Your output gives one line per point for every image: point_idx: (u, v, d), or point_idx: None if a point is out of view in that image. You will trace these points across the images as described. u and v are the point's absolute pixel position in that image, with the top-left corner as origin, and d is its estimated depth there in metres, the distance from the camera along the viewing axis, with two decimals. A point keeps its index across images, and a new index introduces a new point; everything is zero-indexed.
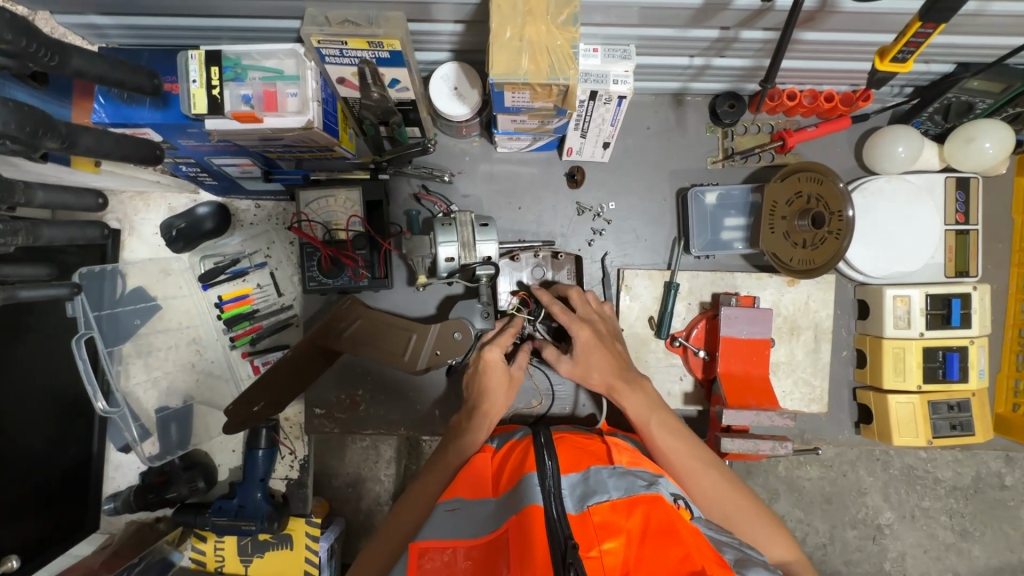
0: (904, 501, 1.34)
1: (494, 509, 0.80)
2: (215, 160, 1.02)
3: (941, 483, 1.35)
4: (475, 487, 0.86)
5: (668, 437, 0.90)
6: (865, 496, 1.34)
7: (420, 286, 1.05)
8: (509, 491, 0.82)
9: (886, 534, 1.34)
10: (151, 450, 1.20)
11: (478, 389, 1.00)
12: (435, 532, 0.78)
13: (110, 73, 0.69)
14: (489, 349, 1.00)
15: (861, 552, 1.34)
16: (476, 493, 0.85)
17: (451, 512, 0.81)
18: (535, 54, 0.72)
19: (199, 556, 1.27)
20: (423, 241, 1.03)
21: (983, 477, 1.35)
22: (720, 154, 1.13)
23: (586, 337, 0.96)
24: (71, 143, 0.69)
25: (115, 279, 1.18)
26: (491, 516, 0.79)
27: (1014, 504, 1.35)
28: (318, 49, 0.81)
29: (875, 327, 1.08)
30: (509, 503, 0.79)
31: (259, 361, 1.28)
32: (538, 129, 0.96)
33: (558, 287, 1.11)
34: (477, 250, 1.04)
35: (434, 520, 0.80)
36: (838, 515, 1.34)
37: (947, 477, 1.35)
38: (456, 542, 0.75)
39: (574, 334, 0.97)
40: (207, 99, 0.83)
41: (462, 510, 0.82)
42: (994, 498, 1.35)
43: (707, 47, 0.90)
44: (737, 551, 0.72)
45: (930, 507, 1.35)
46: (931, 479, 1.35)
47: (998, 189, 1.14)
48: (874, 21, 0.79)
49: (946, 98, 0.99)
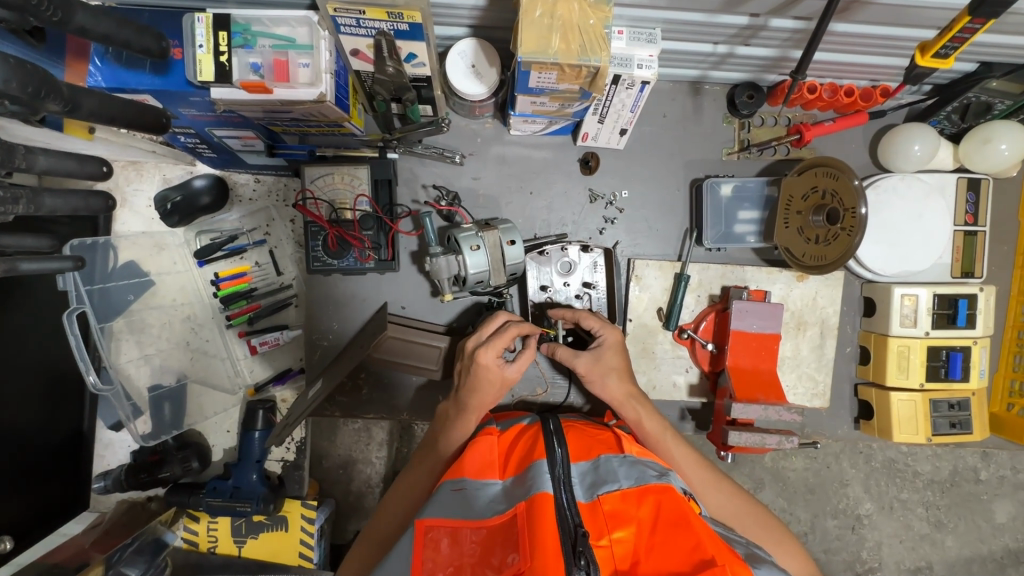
0: (884, 493, 1.37)
1: (500, 493, 0.79)
2: (216, 131, 0.97)
3: (920, 476, 1.38)
4: (480, 469, 0.84)
5: (683, 449, 0.92)
6: (846, 487, 1.37)
7: (448, 302, 1.02)
8: (517, 475, 0.81)
9: (864, 524, 1.38)
10: (144, 428, 1.18)
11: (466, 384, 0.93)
12: (440, 510, 0.77)
13: (117, 31, 0.65)
14: (485, 352, 0.89)
15: (840, 540, 1.37)
16: (481, 475, 0.84)
17: (458, 492, 0.80)
18: (566, 32, 0.69)
19: (191, 536, 1.25)
20: (450, 262, 0.95)
21: (960, 471, 1.39)
22: (736, 146, 1.12)
23: (612, 341, 0.95)
24: (74, 107, 0.65)
25: (107, 252, 1.14)
26: (498, 498, 0.78)
27: (987, 497, 1.39)
28: (333, 17, 0.78)
29: (881, 325, 1.09)
30: (517, 488, 0.78)
31: (255, 341, 1.23)
32: (557, 112, 0.94)
33: (589, 281, 1.09)
34: (507, 262, 1.00)
35: (438, 499, 0.79)
36: (820, 505, 1.37)
37: (927, 471, 1.38)
38: (463, 522, 0.74)
39: (601, 335, 0.96)
40: (214, 66, 0.78)
41: (467, 491, 0.81)
42: (968, 492, 1.39)
43: (734, 34, 0.88)
44: (747, 547, 0.73)
45: (907, 499, 1.38)
46: (910, 473, 1.38)
47: (1006, 192, 1.14)
48: (909, 14, 0.78)
49: (966, 97, 0.99)
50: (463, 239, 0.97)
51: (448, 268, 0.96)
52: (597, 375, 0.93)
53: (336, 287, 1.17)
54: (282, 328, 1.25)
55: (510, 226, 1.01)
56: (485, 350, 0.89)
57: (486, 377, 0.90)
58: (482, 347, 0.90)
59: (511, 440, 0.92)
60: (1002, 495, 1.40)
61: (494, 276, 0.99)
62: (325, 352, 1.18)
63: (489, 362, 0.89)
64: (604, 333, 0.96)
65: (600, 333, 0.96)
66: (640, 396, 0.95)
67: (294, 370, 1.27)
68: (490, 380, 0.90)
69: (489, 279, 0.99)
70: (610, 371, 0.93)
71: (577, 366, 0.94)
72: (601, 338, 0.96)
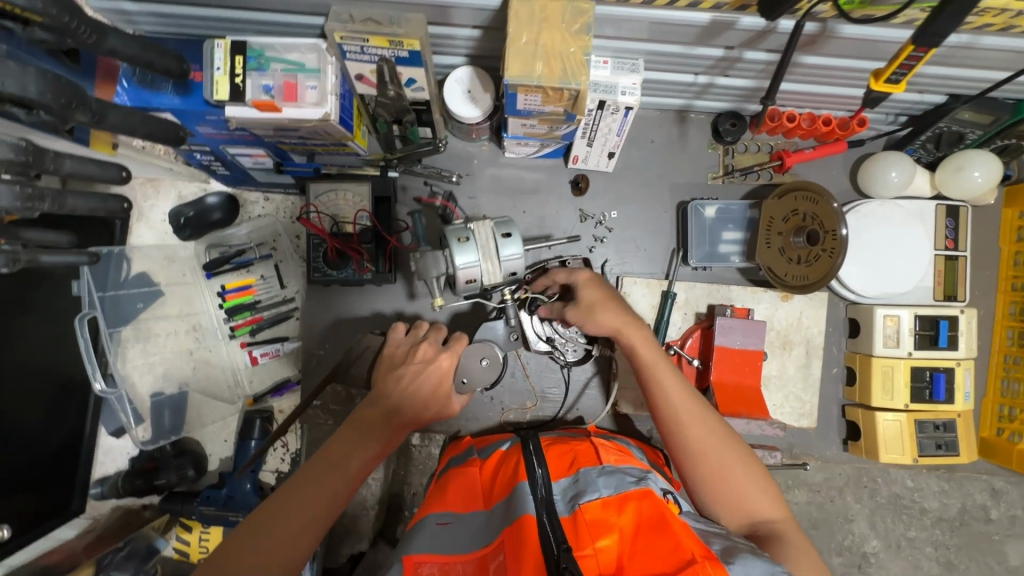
0: (890, 529, 1.21)
1: (487, 522, 0.81)
2: (230, 149, 1.04)
3: (927, 513, 1.21)
4: (464, 502, 0.88)
5: (672, 384, 0.87)
6: (851, 523, 1.20)
7: (439, 306, 1.01)
8: (503, 500, 0.83)
9: (871, 563, 1.20)
10: (144, 435, 1.20)
11: (412, 391, 0.87)
12: (426, 544, 0.77)
13: (141, 53, 0.72)
14: (446, 357, 0.91)
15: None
16: (467, 508, 0.86)
17: (443, 526, 0.81)
18: (549, 59, 0.75)
19: (182, 546, 1.24)
20: (438, 257, 0.95)
21: (969, 509, 1.22)
22: (721, 171, 1.17)
23: (586, 279, 0.97)
24: (99, 119, 0.72)
25: (121, 263, 1.19)
26: (485, 528, 0.80)
27: (999, 538, 1.22)
28: (339, 45, 0.84)
29: (865, 345, 1.11)
30: (504, 512, 0.80)
31: (256, 351, 1.28)
32: (546, 134, 0.99)
33: None
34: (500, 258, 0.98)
35: (425, 533, 0.80)
36: (824, 542, 1.18)
37: (933, 507, 1.21)
38: (452, 557, 0.75)
39: (574, 279, 0.98)
40: (229, 87, 0.85)
41: (453, 524, 0.82)
42: (978, 531, 1.22)
43: (711, 65, 0.94)
44: (726, 540, 0.71)
45: (915, 537, 1.21)
46: (916, 509, 1.21)
47: (987, 219, 1.18)
48: (871, 48, 0.83)
49: (936, 128, 1.04)
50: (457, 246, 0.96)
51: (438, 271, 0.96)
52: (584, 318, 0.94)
53: (336, 298, 1.23)
54: (282, 340, 1.29)
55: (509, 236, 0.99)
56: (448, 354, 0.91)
57: (442, 384, 0.90)
58: (442, 351, 0.91)
59: (493, 469, 0.94)
60: (1015, 535, 1.22)
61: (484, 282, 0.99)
62: (320, 361, 1.24)
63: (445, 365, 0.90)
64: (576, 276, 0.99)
65: (570, 279, 0.99)
66: (640, 329, 0.92)
67: (291, 381, 1.29)
68: (435, 383, 0.89)
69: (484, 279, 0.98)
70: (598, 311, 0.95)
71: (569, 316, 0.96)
72: (575, 283, 0.99)
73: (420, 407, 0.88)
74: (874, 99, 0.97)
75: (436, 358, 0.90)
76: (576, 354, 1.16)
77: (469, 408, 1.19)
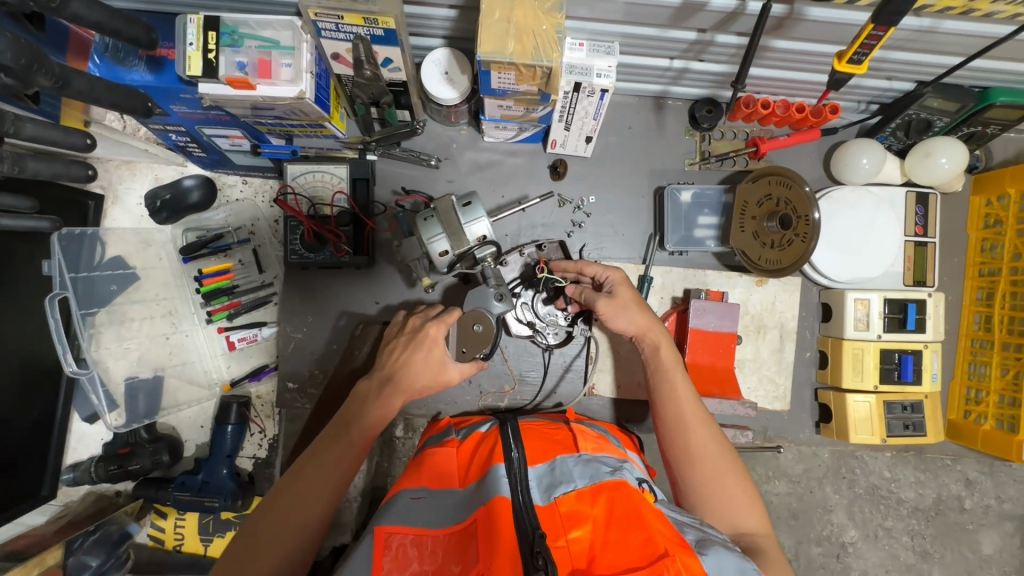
0: (868, 520, 1.23)
1: (462, 500, 0.82)
2: (205, 129, 1.04)
3: (904, 503, 1.24)
4: (440, 479, 0.88)
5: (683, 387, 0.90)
6: (830, 514, 1.22)
7: (427, 287, 1.06)
8: (477, 481, 0.84)
9: (850, 553, 1.22)
10: (116, 421, 1.18)
11: (404, 358, 0.94)
12: (399, 517, 0.79)
13: (108, 20, 0.71)
14: (435, 325, 0.95)
15: (824, 569, 1.22)
16: (442, 484, 0.87)
17: (417, 500, 0.83)
18: (521, 35, 0.76)
19: (158, 533, 1.26)
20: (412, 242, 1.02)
21: (944, 499, 1.25)
22: (697, 157, 1.18)
23: (618, 279, 1.00)
24: (63, 84, 0.71)
25: (94, 244, 1.17)
26: (460, 506, 0.80)
27: (973, 527, 1.25)
28: (314, 22, 0.84)
29: (836, 329, 1.13)
30: (477, 493, 0.81)
31: (233, 337, 1.28)
32: (523, 117, 1.00)
33: None
34: (468, 232, 0.99)
35: (398, 506, 0.81)
36: (804, 532, 1.22)
37: (910, 498, 1.24)
38: (427, 530, 0.76)
39: (606, 278, 1.00)
40: (202, 62, 0.84)
41: (427, 499, 0.83)
42: (954, 522, 1.25)
43: (685, 49, 0.95)
44: (698, 531, 0.74)
45: (892, 527, 1.24)
46: (894, 500, 1.24)
47: (956, 207, 1.21)
48: (839, 30, 0.85)
49: (907, 114, 1.06)
50: (422, 228, 0.98)
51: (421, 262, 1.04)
52: (614, 311, 0.96)
53: (313, 282, 1.23)
54: (260, 325, 1.28)
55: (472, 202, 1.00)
56: (436, 323, 0.96)
57: (432, 350, 0.94)
58: (433, 321, 0.97)
59: (471, 450, 0.95)
60: (989, 526, 1.25)
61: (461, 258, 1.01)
62: (298, 344, 1.22)
63: (436, 334, 0.95)
64: (607, 276, 1.01)
65: (604, 276, 1.01)
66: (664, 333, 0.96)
67: (269, 367, 1.29)
68: (430, 354, 0.95)
69: (457, 253, 0.99)
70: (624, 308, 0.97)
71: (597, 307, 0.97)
72: (605, 282, 1.01)
73: (418, 380, 0.93)
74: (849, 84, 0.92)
75: (425, 327, 0.96)
76: (558, 337, 1.16)
77: (448, 391, 1.19)
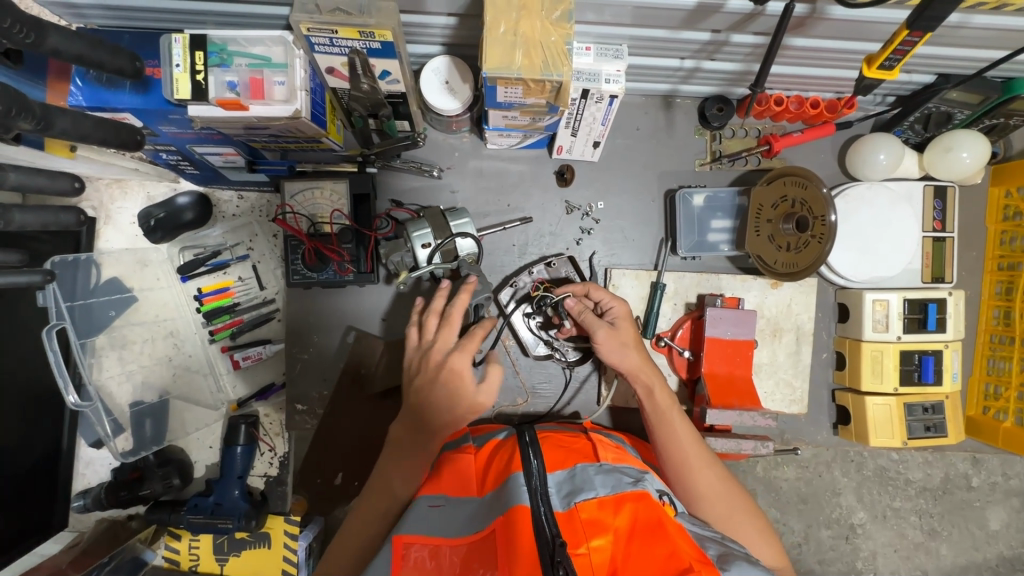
0: (876, 501, 1.23)
1: (479, 509, 0.77)
2: (198, 148, 0.99)
3: (911, 484, 1.23)
4: (457, 489, 0.84)
5: (684, 428, 0.88)
6: (839, 497, 1.22)
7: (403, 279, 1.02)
8: (495, 489, 0.79)
9: (858, 534, 1.23)
10: (124, 446, 1.15)
11: (426, 395, 0.87)
12: (418, 526, 0.74)
13: (89, 53, 0.68)
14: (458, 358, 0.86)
15: (834, 551, 1.22)
16: (460, 493, 0.83)
17: (435, 508, 0.79)
18: (529, 49, 0.72)
19: (173, 554, 1.20)
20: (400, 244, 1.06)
21: (951, 478, 1.24)
22: (708, 157, 1.14)
23: (621, 311, 0.97)
24: (46, 125, 0.68)
25: (89, 268, 1.12)
26: (478, 513, 0.76)
27: (980, 505, 1.24)
28: (307, 37, 0.79)
29: (854, 330, 1.11)
30: (494, 503, 0.76)
31: (238, 355, 1.23)
32: (528, 126, 0.96)
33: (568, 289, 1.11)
34: (452, 227, 1.04)
35: (416, 515, 0.77)
36: (813, 516, 1.22)
37: (917, 478, 1.23)
38: (442, 539, 0.72)
39: (610, 308, 0.98)
40: (190, 85, 0.80)
41: (445, 507, 0.79)
42: (961, 500, 1.24)
43: (699, 49, 0.91)
44: (720, 545, 0.71)
45: (900, 507, 1.23)
46: (902, 480, 1.23)
47: (974, 199, 1.18)
48: (861, 28, 0.81)
49: (926, 107, 1.02)
50: (409, 223, 1.02)
51: (404, 260, 1.05)
52: (613, 347, 0.93)
53: (319, 300, 1.21)
54: (264, 342, 1.24)
55: (458, 210, 1.07)
56: (460, 356, 0.86)
57: (458, 386, 0.86)
58: (455, 351, 0.87)
59: (488, 456, 0.90)
60: (997, 502, 1.25)
61: (442, 253, 1.03)
62: (307, 364, 1.22)
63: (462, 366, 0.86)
64: (612, 306, 0.98)
65: (610, 305, 0.98)
66: (655, 372, 0.93)
67: (276, 385, 1.26)
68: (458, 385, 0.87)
69: (439, 244, 1.02)
70: (617, 340, 0.93)
71: (597, 337, 0.94)
72: (609, 311, 0.98)
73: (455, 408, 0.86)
74: (867, 85, 0.83)
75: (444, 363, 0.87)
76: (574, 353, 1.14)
77: None
